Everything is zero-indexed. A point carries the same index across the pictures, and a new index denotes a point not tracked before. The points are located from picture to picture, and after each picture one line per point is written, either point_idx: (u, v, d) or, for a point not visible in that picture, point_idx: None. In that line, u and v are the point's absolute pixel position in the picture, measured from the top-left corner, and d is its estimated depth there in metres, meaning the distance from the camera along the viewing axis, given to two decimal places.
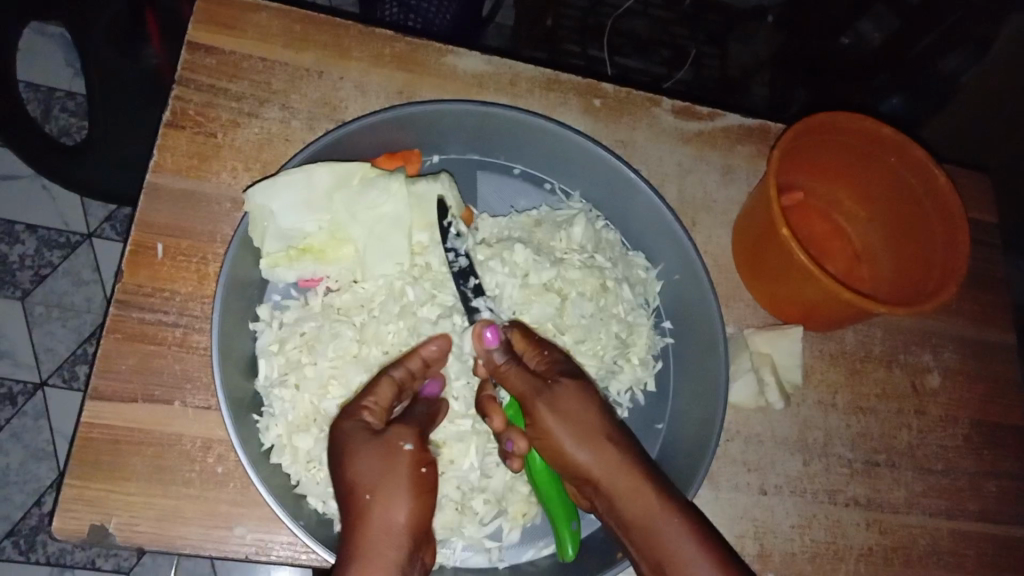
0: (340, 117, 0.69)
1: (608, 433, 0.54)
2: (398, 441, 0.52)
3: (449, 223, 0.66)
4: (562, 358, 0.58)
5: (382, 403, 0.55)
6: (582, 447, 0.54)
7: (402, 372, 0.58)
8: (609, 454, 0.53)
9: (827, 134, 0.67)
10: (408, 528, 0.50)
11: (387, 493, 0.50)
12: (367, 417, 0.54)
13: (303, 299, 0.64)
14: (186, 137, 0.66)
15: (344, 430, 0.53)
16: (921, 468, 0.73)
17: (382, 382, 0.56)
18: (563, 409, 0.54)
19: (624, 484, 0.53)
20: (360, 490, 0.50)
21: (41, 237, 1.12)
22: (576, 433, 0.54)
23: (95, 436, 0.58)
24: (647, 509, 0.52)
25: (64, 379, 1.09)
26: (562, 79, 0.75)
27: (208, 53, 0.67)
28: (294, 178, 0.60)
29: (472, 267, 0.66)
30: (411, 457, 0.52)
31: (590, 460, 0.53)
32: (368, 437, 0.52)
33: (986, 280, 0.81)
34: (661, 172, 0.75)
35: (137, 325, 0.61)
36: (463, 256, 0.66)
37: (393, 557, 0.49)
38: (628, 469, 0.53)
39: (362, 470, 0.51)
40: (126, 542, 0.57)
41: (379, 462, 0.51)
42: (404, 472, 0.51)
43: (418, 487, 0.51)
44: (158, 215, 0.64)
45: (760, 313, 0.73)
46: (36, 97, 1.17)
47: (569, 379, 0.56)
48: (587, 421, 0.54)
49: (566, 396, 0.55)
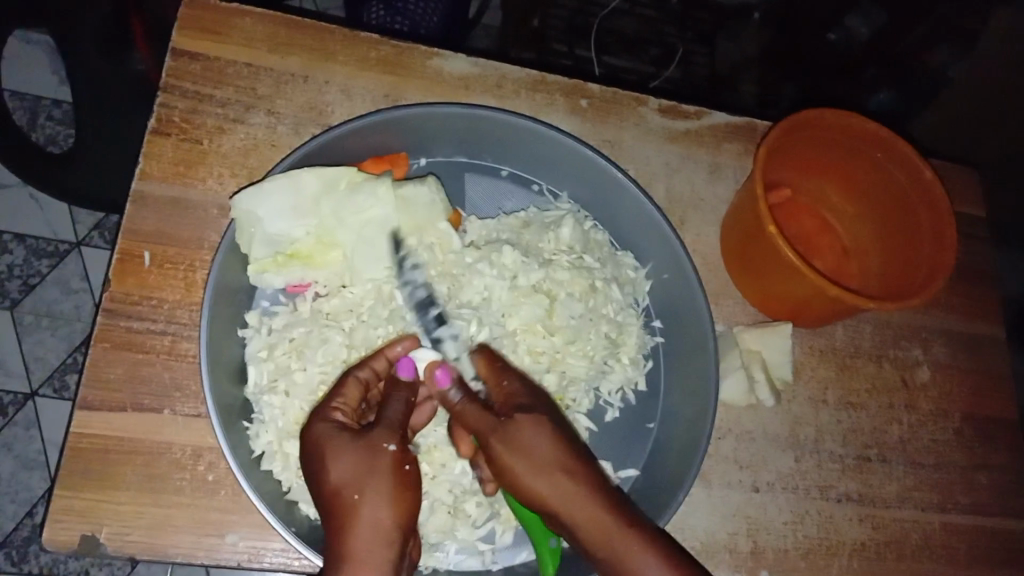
0: (326, 122, 0.69)
1: (565, 464, 0.53)
2: (380, 440, 0.52)
3: (404, 254, 0.65)
4: (520, 388, 0.58)
5: (352, 402, 0.56)
6: (539, 479, 0.52)
7: (368, 372, 0.57)
8: (567, 487, 0.52)
9: (814, 132, 0.67)
10: (395, 526, 0.50)
11: (372, 492, 0.50)
12: (339, 417, 0.54)
13: (292, 305, 0.64)
14: (172, 144, 0.66)
15: (320, 432, 0.53)
16: (912, 462, 0.73)
17: (348, 383, 0.56)
18: (517, 445, 0.53)
19: (584, 515, 0.51)
20: (345, 492, 0.50)
21: (30, 246, 1.12)
22: (531, 467, 0.52)
23: (84, 446, 0.58)
24: (608, 539, 0.51)
25: (55, 389, 1.08)
26: (548, 79, 0.75)
27: (192, 60, 0.67)
28: (280, 184, 0.60)
29: (431, 297, 0.65)
30: (393, 456, 0.52)
31: (548, 492, 0.52)
32: (348, 439, 0.52)
33: (974, 273, 0.81)
34: (648, 171, 0.75)
35: (125, 334, 0.61)
36: (421, 287, 0.65)
37: (384, 555, 0.49)
38: (586, 503, 0.52)
39: (343, 472, 0.51)
40: (118, 552, 0.56)
41: (361, 463, 0.51)
42: (388, 470, 0.51)
43: (402, 484, 0.51)
44: (144, 223, 0.63)
45: (749, 310, 0.73)
46: (21, 106, 1.16)
47: (521, 414, 0.55)
48: (541, 454, 0.53)
49: (522, 431, 0.54)
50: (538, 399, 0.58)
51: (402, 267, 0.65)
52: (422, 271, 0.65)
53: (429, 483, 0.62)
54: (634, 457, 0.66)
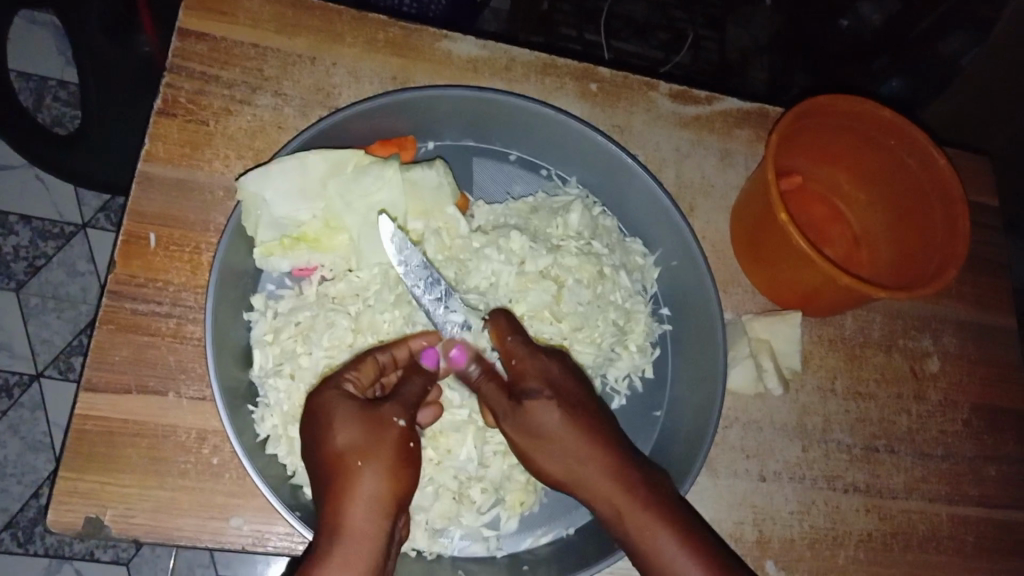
0: (334, 104, 0.69)
1: (579, 448, 0.52)
2: (389, 413, 0.51)
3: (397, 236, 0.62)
4: (530, 364, 0.56)
5: (365, 381, 0.55)
6: (551, 462, 0.54)
7: (386, 357, 0.57)
8: (581, 470, 0.53)
9: (825, 118, 0.66)
10: (394, 499, 0.48)
11: (376, 462, 0.48)
12: (349, 388, 0.53)
13: (298, 289, 0.64)
14: (177, 125, 0.65)
15: (328, 400, 0.51)
16: (920, 453, 0.73)
17: (366, 362, 0.56)
18: (528, 430, 0.54)
19: (597, 492, 0.53)
20: (348, 457, 0.48)
21: (35, 228, 1.12)
22: (542, 450, 0.54)
23: (89, 428, 0.57)
24: (623, 517, 0.52)
25: (60, 371, 1.08)
26: (558, 63, 0.74)
27: (199, 40, 0.67)
28: (287, 166, 0.59)
29: (433, 274, 0.63)
30: (400, 432, 0.50)
31: (562, 472, 0.54)
32: (359, 407, 0.51)
33: (987, 264, 0.80)
34: (658, 157, 0.74)
35: (130, 316, 0.60)
36: (420, 266, 0.63)
37: (379, 528, 0.47)
38: (600, 482, 0.52)
39: (350, 439, 0.49)
40: (122, 534, 0.56)
41: (367, 432, 0.49)
42: (394, 443, 0.50)
43: (404, 461, 0.50)
44: (150, 205, 0.63)
45: (758, 298, 0.73)
46: (27, 86, 1.16)
47: (530, 395, 0.54)
48: (551, 440, 0.53)
49: (530, 417, 0.53)
50: (552, 367, 0.56)
51: (399, 246, 0.62)
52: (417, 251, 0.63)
53: (434, 469, 0.61)
54: (640, 445, 0.66)
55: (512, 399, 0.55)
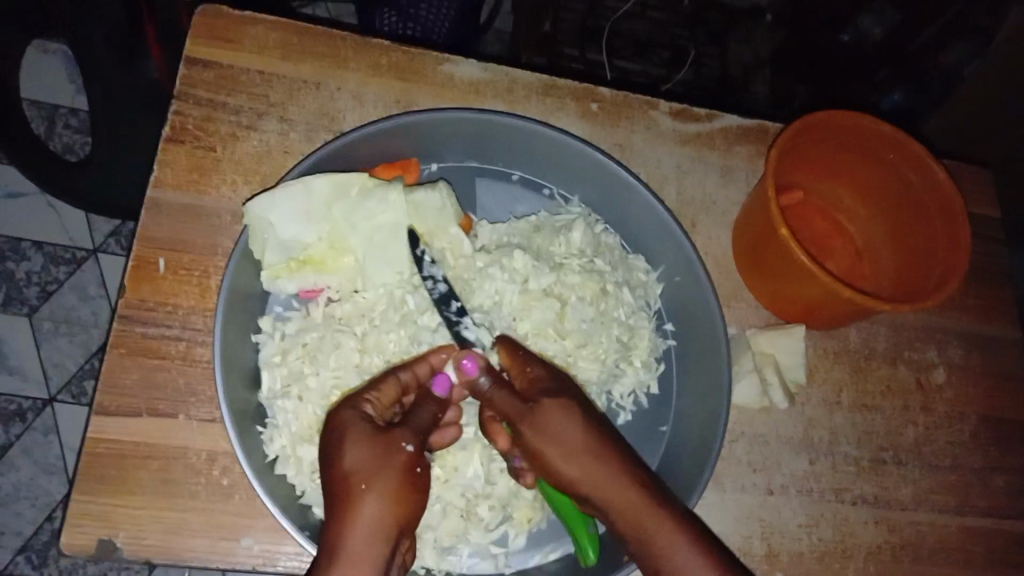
0: (338, 128, 0.70)
1: (597, 448, 0.53)
2: (399, 439, 0.52)
3: (421, 251, 0.65)
4: (544, 372, 0.57)
5: (384, 400, 0.55)
6: (569, 464, 0.53)
7: (409, 375, 0.57)
8: (599, 471, 0.52)
9: (824, 134, 0.67)
10: (395, 525, 0.49)
11: (379, 488, 0.49)
12: (367, 410, 0.53)
13: (305, 310, 0.65)
14: (185, 151, 0.66)
15: (345, 418, 0.52)
16: (928, 465, 0.72)
17: (387, 382, 0.56)
18: (547, 432, 0.53)
19: (615, 495, 0.52)
20: (353, 481, 0.49)
21: (47, 254, 1.13)
22: (561, 453, 0.53)
23: (100, 451, 0.58)
24: (640, 517, 0.52)
25: (73, 394, 1.10)
26: (558, 84, 0.75)
27: (206, 68, 0.68)
28: (292, 191, 0.61)
29: (452, 290, 0.66)
30: (407, 458, 0.51)
31: (579, 476, 0.53)
32: (370, 430, 0.51)
33: (991, 275, 0.80)
34: (659, 174, 0.75)
35: (140, 339, 0.61)
36: (441, 281, 0.65)
37: (378, 553, 0.48)
38: (613, 485, 0.52)
39: (359, 461, 0.50)
40: (134, 556, 0.57)
41: (375, 455, 0.50)
42: (399, 469, 0.50)
43: (409, 487, 0.50)
44: (159, 230, 0.64)
45: (761, 312, 0.73)
46: (39, 114, 1.18)
47: (549, 399, 0.55)
48: (569, 441, 0.53)
49: (550, 417, 0.54)
50: (564, 381, 0.57)
51: (423, 262, 0.65)
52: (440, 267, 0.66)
53: (442, 487, 0.62)
54: (646, 460, 0.66)
55: (531, 403, 0.55)
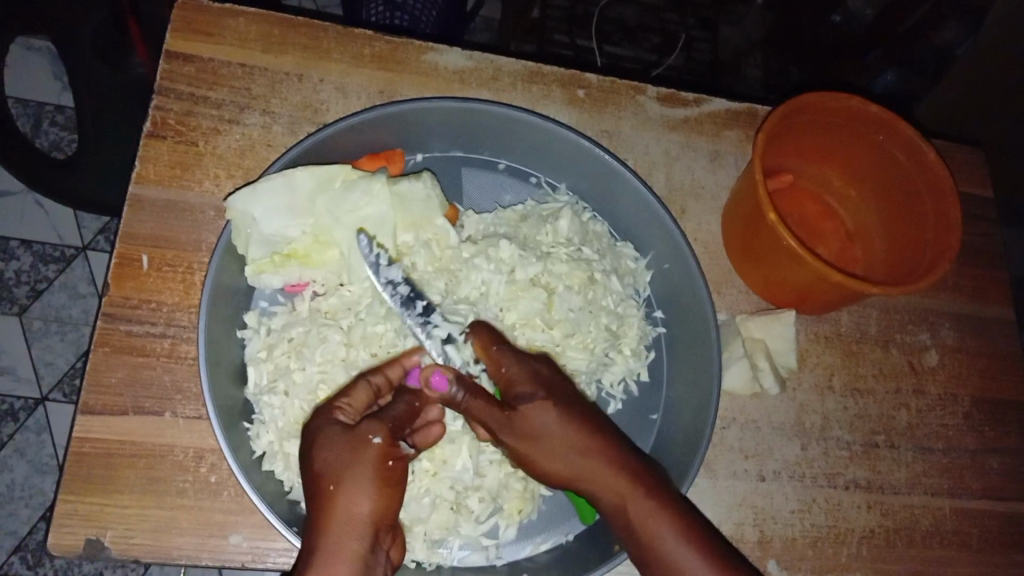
0: (321, 120, 0.69)
1: (581, 444, 0.52)
2: (367, 432, 0.50)
3: (377, 255, 0.63)
4: (518, 371, 0.55)
5: (357, 405, 0.54)
6: (556, 461, 0.53)
7: (381, 379, 0.57)
8: (587, 466, 0.52)
9: (812, 116, 0.66)
10: (372, 520, 0.48)
11: (351, 484, 0.48)
12: (340, 416, 0.53)
13: (290, 305, 0.64)
14: (167, 146, 0.66)
15: (316, 425, 0.52)
16: (922, 448, 0.72)
17: (359, 387, 0.56)
18: (529, 434, 0.53)
19: (604, 487, 0.52)
20: (326, 481, 0.48)
21: (36, 253, 1.13)
22: (545, 453, 0.53)
23: (87, 450, 0.58)
24: (627, 506, 0.51)
25: (64, 393, 1.09)
26: (544, 70, 0.75)
27: (186, 61, 0.67)
28: (275, 183, 0.59)
29: (414, 291, 0.64)
30: (378, 450, 0.49)
31: (567, 471, 0.53)
32: (339, 430, 0.51)
33: (984, 256, 0.80)
34: (647, 161, 0.74)
35: (125, 338, 0.61)
36: (402, 284, 0.64)
37: (354, 548, 0.47)
38: (604, 477, 0.52)
39: (329, 459, 0.49)
40: (122, 555, 0.57)
41: (345, 453, 0.49)
42: (370, 462, 0.49)
43: (382, 480, 0.49)
44: (142, 227, 0.63)
45: (752, 298, 0.73)
46: (25, 113, 1.17)
47: (527, 400, 0.53)
48: (551, 439, 0.52)
49: (527, 420, 0.52)
50: (539, 380, 0.55)
51: (377, 266, 0.64)
52: (399, 268, 0.64)
53: (430, 480, 0.61)
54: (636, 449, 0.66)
55: (508, 409, 0.53)
